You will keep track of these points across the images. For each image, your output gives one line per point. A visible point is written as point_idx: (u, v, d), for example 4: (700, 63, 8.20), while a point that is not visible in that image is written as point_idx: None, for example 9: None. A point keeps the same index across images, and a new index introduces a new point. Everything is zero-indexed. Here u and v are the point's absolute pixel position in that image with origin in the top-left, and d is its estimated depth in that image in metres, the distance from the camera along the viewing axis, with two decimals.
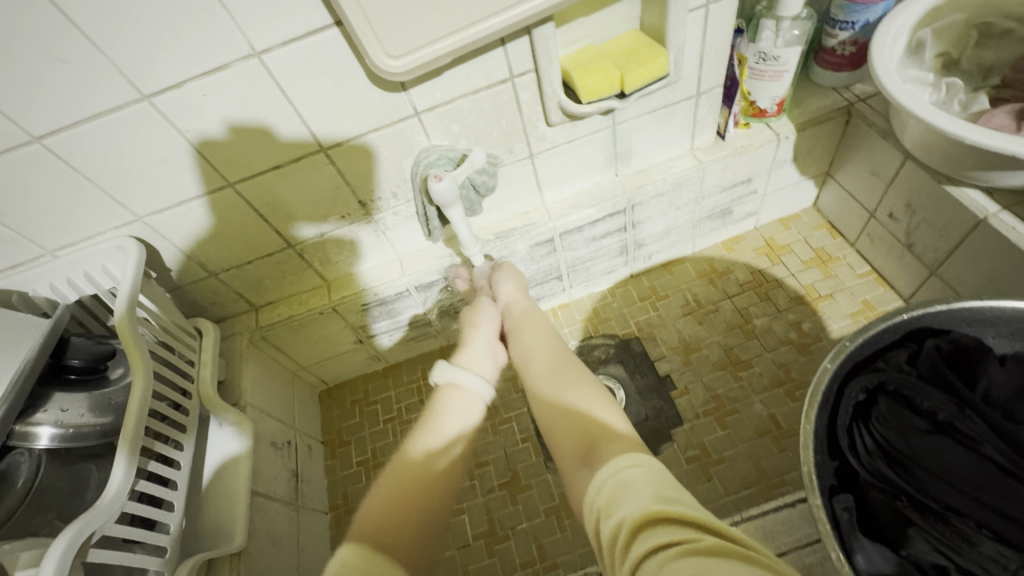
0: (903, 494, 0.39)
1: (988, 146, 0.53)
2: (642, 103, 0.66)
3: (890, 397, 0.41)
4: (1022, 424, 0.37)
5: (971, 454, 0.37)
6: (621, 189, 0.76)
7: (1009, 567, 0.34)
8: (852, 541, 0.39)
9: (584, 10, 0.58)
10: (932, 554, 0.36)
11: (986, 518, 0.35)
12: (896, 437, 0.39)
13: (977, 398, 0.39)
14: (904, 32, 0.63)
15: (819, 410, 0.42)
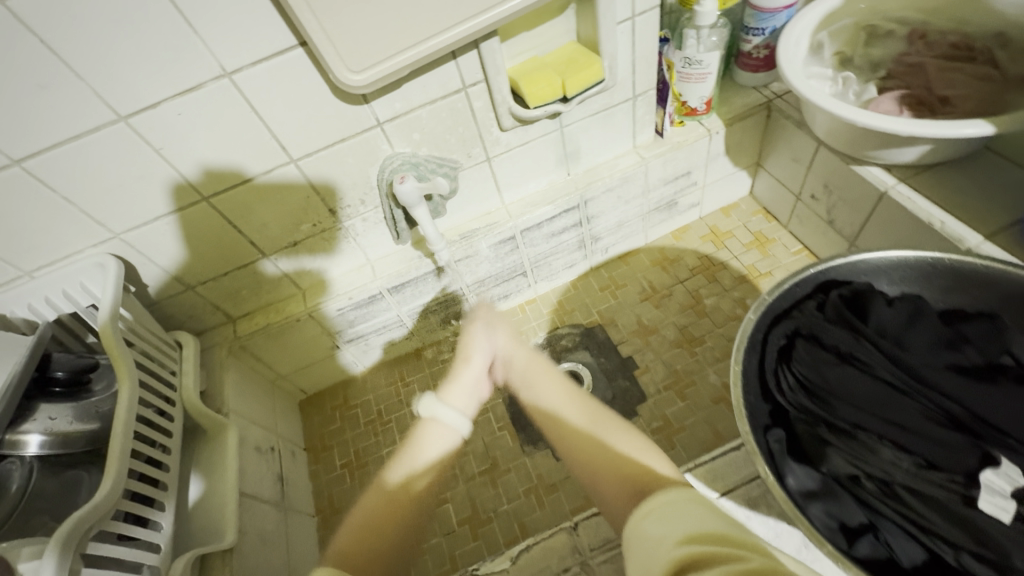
0: (821, 420, 0.44)
1: (875, 126, 0.62)
2: (584, 107, 0.73)
3: (804, 338, 0.47)
4: (909, 350, 0.44)
5: (869, 378, 0.43)
6: (573, 187, 0.82)
7: (905, 467, 0.40)
8: (783, 466, 0.44)
9: (526, 26, 0.64)
10: (846, 467, 0.42)
11: (884, 429, 0.41)
12: (811, 372, 0.45)
13: (874, 331, 0.45)
14: (806, 36, 0.72)
15: (746, 353, 0.48)
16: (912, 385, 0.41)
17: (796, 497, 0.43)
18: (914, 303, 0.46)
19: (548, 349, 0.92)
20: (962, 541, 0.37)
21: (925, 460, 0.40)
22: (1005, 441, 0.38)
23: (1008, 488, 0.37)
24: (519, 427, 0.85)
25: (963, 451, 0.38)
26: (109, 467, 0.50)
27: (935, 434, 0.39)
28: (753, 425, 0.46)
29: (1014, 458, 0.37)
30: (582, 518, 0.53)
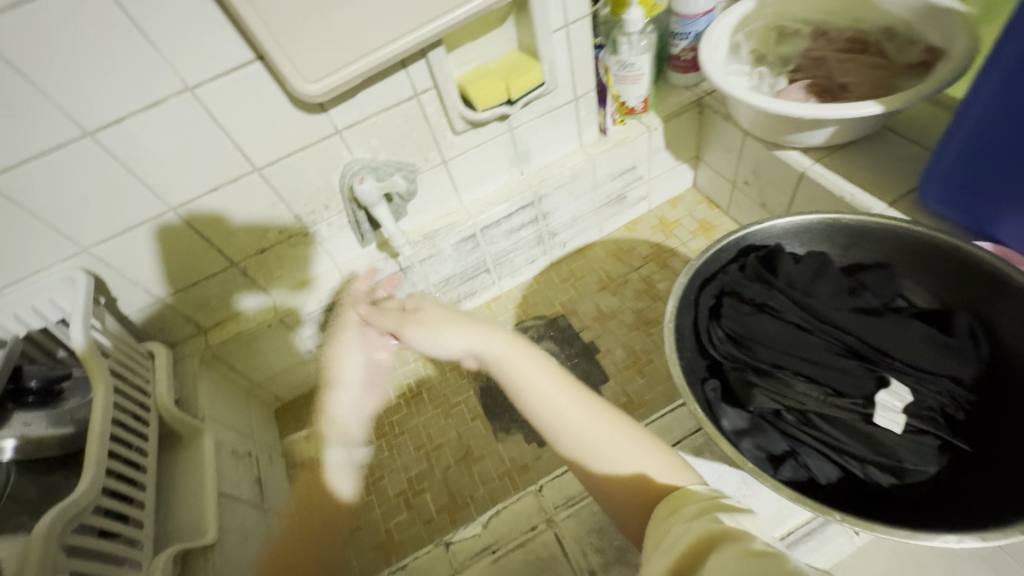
0: (747, 365, 0.50)
1: (787, 112, 0.70)
2: (529, 110, 0.80)
3: (729, 296, 0.53)
4: (815, 297, 0.50)
5: (783, 323, 0.49)
6: (527, 185, 0.88)
7: (816, 396, 0.46)
8: (719, 411, 0.49)
9: (469, 37, 0.70)
10: (770, 403, 0.47)
11: (798, 365, 0.47)
12: (737, 324, 0.51)
13: (786, 282, 0.51)
14: (724, 38, 0.79)
15: (681, 314, 0.53)
16: (818, 325, 0.48)
17: (729, 434, 0.48)
18: (819, 258, 0.53)
19: None
20: (863, 452, 0.43)
21: (833, 389, 0.46)
22: (891, 364, 0.45)
23: (898, 405, 0.43)
24: (491, 416, 0.89)
25: (861, 376, 0.45)
26: (88, 464, 0.51)
27: (839, 364, 0.46)
28: (690, 376, 0.52)
29: (897, 378, 0.45)
30: (546, 481, 0.57)
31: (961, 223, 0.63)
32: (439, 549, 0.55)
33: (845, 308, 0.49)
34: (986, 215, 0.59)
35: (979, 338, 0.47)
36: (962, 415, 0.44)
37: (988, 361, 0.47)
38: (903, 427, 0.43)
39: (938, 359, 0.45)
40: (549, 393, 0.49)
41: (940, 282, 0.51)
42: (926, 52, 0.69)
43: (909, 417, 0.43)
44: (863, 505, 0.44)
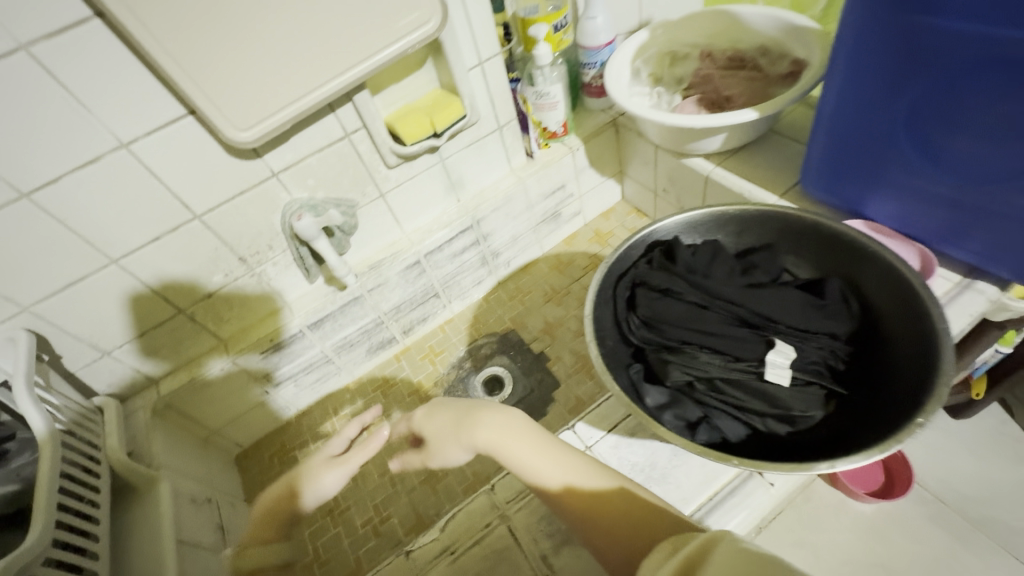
0: (661, 345, 0.55)
1: (681, 124, 0.79)
2: (458, 140, 0.87)
3: (640, 286, 0.59)
4: (711, 278, 0.56)
5: (685, 304, 0.55)
6: (464, 210, 0.94)
7: (718, 363, 0.52)
8: (642, 390, 0.55)
9: (392, 80, 0.77)
10: (683, 376, 0.53)
11: (702, 339, 0.53)
12: (648, 309, 0.56)
13: (686, 268, 0.57)
14: (625, 65, 0.89)
15: (601, 307, 0.59)
16: (715, 302, 0.54)
17: (652, 410, 0.53)
18: (712, 245, 0.60)
19: (470, 360, 1.00)
20: (761, 408, 0.50)
21: (732, 355, 0.52)
22: (778, 328, 0.52)
23: (784, 361, 0.50)
24: None
25: (752, 342, 0.51)
26: (37, 515, 0.52)
27: (734, 333, 0.52)
28: (614, 363, 0.57)
29: (783, 339, 0.51)
30: (496, 479, 0.61)
31: (839, 207, 0.72)
32: (398, 558, 0.56)
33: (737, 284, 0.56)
34: (856, 197, 0.68)
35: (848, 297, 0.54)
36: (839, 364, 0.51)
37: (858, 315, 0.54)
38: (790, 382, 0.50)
39: (815, 318, 0.52)
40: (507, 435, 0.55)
41: (815, 255, 0.59)
42: (792, 65, 0.80)
43: (795, 371, 0.50)
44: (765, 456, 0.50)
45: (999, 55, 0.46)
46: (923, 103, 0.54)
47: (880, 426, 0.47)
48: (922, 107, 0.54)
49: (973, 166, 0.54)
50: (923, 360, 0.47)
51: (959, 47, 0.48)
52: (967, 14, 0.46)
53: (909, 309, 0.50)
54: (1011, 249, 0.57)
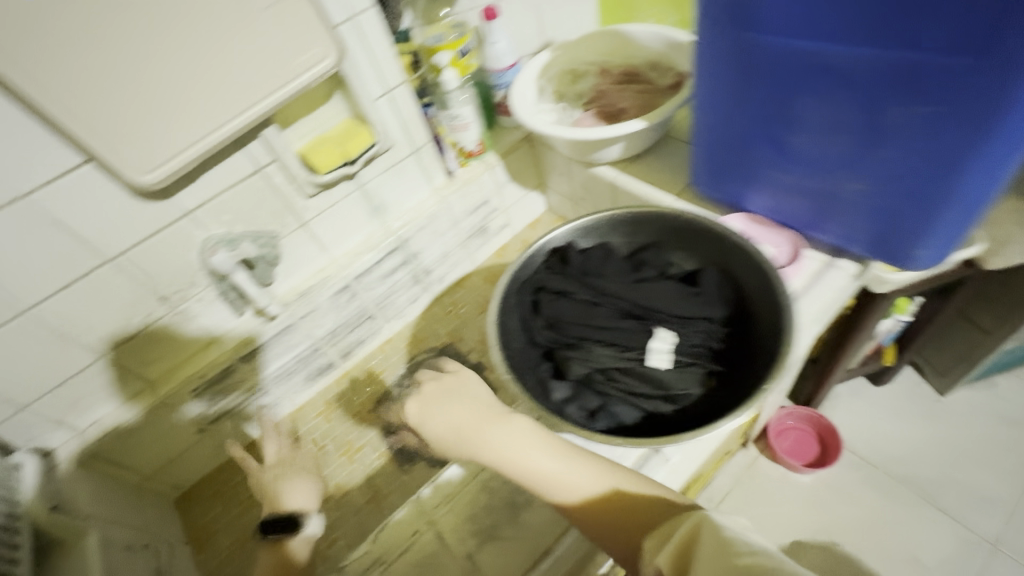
0: (562, 343, 0.60)
1: (581, 137, 0.84)
2: (374, 165, 0.90)
3: (541, 290, 0.63)
4: (601, 278, 0.62)
5: (580, 302, 0.60)
6: (390, 232, 0.97)
7: (610, 353, 0.57)
8: (549, 386, 0.59)
9: (300, 113, 0.79)
10: (582, 369, 0.57)
11: (595, 334, 0.58)
12: (547, 311, 0.61)
13: (578, 270, 0.63)
14: (530, 86, 0.95)
15: (507, 313, 0.63)
16: (604, 298, 0.60)
17: (558, 405, 0.58)
18: (604, 247, 0.65)
19: (410, 377, 1.02)
20: (649, 391, 0.55)
21: (622, 345, 0.57)
22: (658, 316, 0.58)
23: (666, 347, 0.56)
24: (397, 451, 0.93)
25: (637, 332, 0.57)
26: None
27: (622, 324, 0.57)
28: (522, 365, 0.61)
29: (664, 326, 0.57)
30: (425, 487, 0.62)
31: (723, 204, 0.79)
32: None
33: (624, 280, 0.61)
34: (734, 193, 0.75)
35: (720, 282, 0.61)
36: (714, 343, 0.58)
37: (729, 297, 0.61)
38: (672, 364, 0.56)
39: (691, 304, 0.58)
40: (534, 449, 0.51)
41: (694, 249, 0.65)
42: (676, 77, 0.88)
43: (676, 353, 0.56)
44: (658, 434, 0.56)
45: (816, 63, 0.52)
46: (768, 107, 0.60)
47: (749, 393, 0.53)
48: (769, 111, 0.60)
49: (818, 159, 0.60)
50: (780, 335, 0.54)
51: (785, 58, 0.54)
52: (784, 30, 0.52)
53: (768, 291, 0.57)
54: (858, 230, 0.64)
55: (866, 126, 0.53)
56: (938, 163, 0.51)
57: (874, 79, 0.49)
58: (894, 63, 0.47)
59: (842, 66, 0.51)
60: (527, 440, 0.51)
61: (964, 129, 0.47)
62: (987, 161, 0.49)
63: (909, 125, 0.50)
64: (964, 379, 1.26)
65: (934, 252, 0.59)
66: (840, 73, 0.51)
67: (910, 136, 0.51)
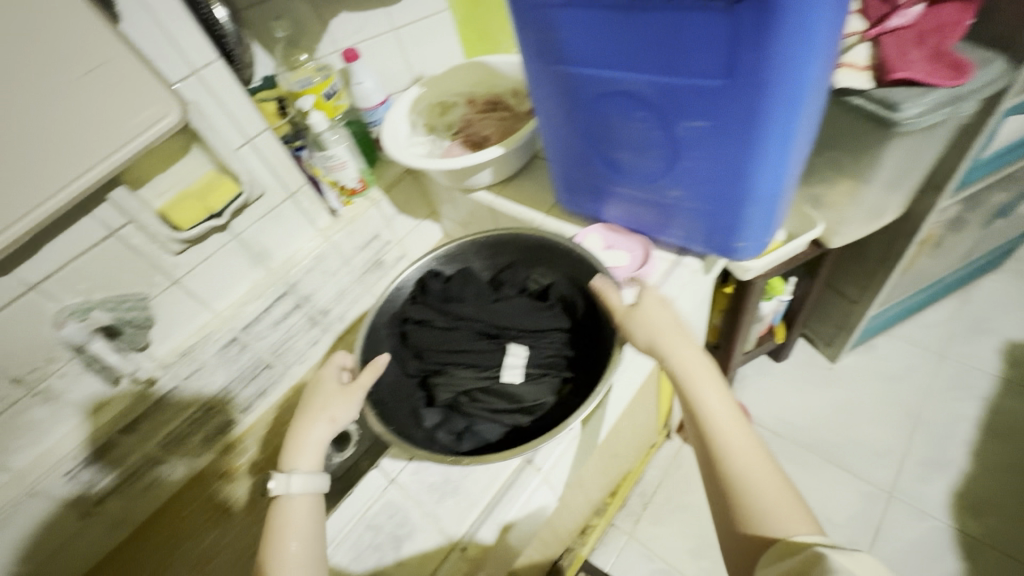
0: (428, 370, 0.68)
1: (448, 166, 0.87)
2: (248, 214, 0.90)
3: (407, 322, 0.72)
4: (458, 303, 0.71)
5: (442, 330, 0.69)
6: (275, 278, 0.96)
7: (467, 372, 0.66)
8: (422, 413, 0.66)
9: (155, 170, 0.77)
10: (448, 394, 0.65)
11: (454, 357, 0.67)
12: (414, 341, 0.70)
13: (437, 301, 0.73)
14: (402, 120, 0.98)
15: (379, 347, 0.72)
16: (460, 323, 0.69)
17: (429, 431, 0.65)
18: (465, 276, 0.75)
19: None
20: (505, 405, 0.64)
21: (478, 364, 0.66)
22: (508, 333, 0.68)
23: (519, 362, 0.66)
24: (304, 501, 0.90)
25: (490, 349, 0.67)
26: None
27: (476, 346, 0.67)
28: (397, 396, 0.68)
29: (514, 342, 0.67)
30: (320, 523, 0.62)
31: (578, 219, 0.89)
32: None
33: (479, 304, 0.71)
34: (588, 206, 0.81)
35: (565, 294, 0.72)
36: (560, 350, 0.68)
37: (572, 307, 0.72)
38: (523, 377, 0.65)
39: (537, 318, 0.69)
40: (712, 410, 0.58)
41: (552, 268, 0.77)
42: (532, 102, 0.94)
43: (526, 366, 0.66)
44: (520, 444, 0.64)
45: (616, 88, 0.57)
46: (593, 128, 0.65)
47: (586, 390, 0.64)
48: (594, 130, 0.66)
49: (643, 171, 0.66)
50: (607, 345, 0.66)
51: (591, 84, 0.59)
52: (584, 60, 0.57)
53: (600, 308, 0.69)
54: (691, 230, 0.71)
55: (669, 140, 0.59)
56: (732, 167, 0.58)
57: (661, 100, 0.55)
58: (672, 87, 0.53)
59: (636, 90, 0.56)
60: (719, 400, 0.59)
61: (740, 138, 0.54)
62: (765, 162, 0.56)
63: (701, 138, 0.57)
64: (847, 344, 1.38)
65: (751, 242, 0.67)
66: (636, 96, 0.57)
67: (703, 147, 0.58)
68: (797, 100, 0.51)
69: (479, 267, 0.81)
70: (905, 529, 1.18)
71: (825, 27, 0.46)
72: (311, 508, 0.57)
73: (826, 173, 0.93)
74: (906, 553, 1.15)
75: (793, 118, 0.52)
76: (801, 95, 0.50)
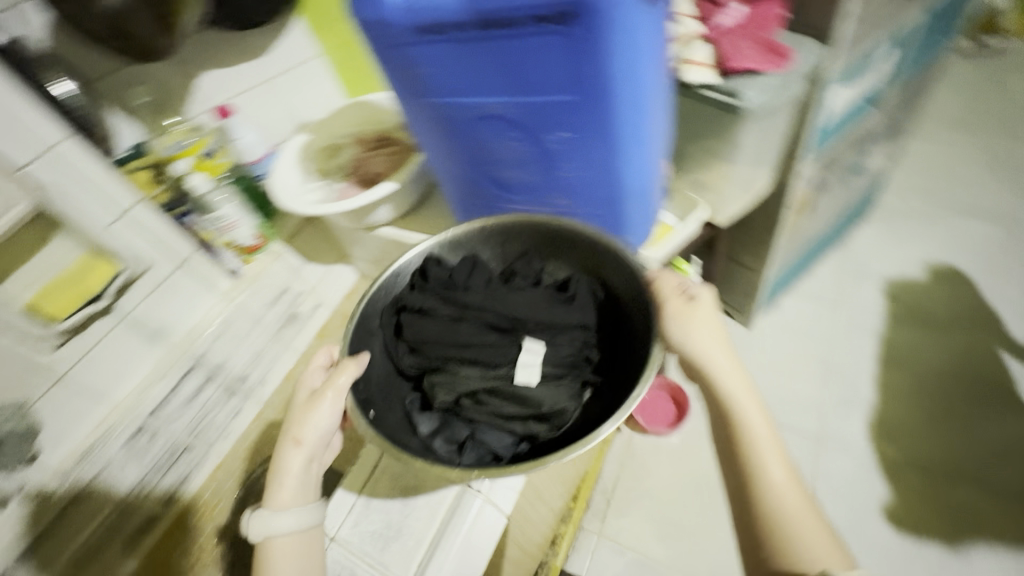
0: (430, 368, 0.64)
1: (337, 210, 0.87)
2: (135, 291, 0.85)
3: (405, 309, 0.66)
4: (467, 292, 0.66)
5: (450, 322, 0.64)
6: (179, 352, 0.91)
7: (475, 374, 0.62)
8: (418, 419, 0.63)
9: (14, 264, 0.71)
10: (447, 398, 0.61)
11: (459, 355, 0.62)
12: (411, 334, 0.64)
13: (440, 287, 0.67)
14: (289, 169, 0.97)
15: (371, 336, 0.66)
16: (468, 314, 0.64)
17: (424, 439, 0.62)
18: (471, 256, 0.71)
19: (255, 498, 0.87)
20: (519, 411, 0.60)
21: (489, 363, 0.62)
22: (524, 327, 0.63)
23: (535, 360, 0.62)
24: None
25: (505, 346, 0.63)
26: None
27: (485, 341, 0.62)
28: (387, 398, 0.64)
29: (531, 337, 0.63)
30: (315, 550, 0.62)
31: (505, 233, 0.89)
32: None
33: (489, 291, 0.66)
34: None
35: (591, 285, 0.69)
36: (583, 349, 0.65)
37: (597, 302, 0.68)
38: (539, 380, 0.62)
39: (560, 312, 0.65)
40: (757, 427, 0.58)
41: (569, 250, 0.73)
42: None
43: (545, 367, 0.62)
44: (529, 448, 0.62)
45: (481, 113, 0.60)
46: (473, 152, 0.68)
47: (618, 388, 0.61)
48: (474, 154, 0.68)
49: (529, 184, 0.70)
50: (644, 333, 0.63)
51: (459, 112, 0.62)
52: (446, 90, 0.60)
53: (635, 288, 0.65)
54: None
55: (543, 153, 0.63)
56: (602, 168, 0.62)
57: (523, 118, 0.58)
58: (530, 105, 0.56)
59: (499, 112, 0.59)
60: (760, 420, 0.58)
61: (602, 142, 0.58)
62: (629, 160, 0.61)
63: (565, 148, 0.61)
64: (757, 309, 1.50)
65: (638, 234, 0.72)
66: (500, 117, 0.60)
67: (573, 155, 0.61)
68: (641, 101, 0.55)
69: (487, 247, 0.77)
70: (838, 468, 1.28)
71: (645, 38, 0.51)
72: (292, 543, 0.58)
73: (701, 161, 1.01)
74: (845, 490, 1.24)
75: (641, 117, 0.57)
76: (640, 101, 0.55)
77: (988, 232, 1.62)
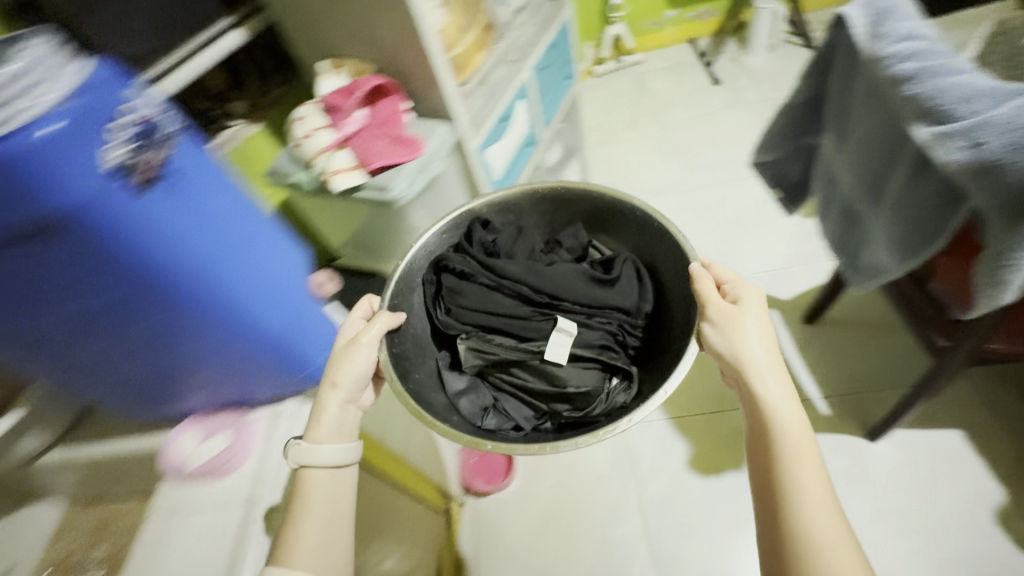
0: (466, 329, 0.81)
1: None
2: None
3: (449, 271, 0.82)
4: (510, 274, 0.80)
5: (493, 291, 0.81)
6: None
7: (509, 345, 0.79)
8: (452, 369, 0.82)
9: None
10: (473, 360, 0.80)
11: (495, 318, 0.80)
12: (456, 296, 0.81)
13: (482, 256, 0.82)
14: None
15: (410, 288, 0.83)
16: (506, 285, 0.80)
17: (451, 398, 0.79)
18: (512, 240, 0.87)
19: None
20: (541, 386, 0.78)
21: (520, 335, 0.79)
22: (560, 306, 0.80)
23: (566, 339, 0.77)
24: None
25: (541, 323, 0.79)
26: None
27: (519, 313, 0.79)
28: (418, 351, 0.80)
29: (564, 315, 0.80)
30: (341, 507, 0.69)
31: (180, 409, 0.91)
32: None
33: (530, 266, 0.82)
34: (189, 433, 0.82)
35: (629, 267, 0.84)
36: (614, 331, 0.81)
37: (637, 287, 0.83)
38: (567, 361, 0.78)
39: (597, 293, 0.81)
40: (794, 430, 0.62)
41: (626, 237, 0.88)
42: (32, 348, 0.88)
43: (574, 347, 0.78)
44: (542, 415, 0.80)
45: (63, 321, 0.58)
46: (88, 356, 0.65)
47: (660, 359, 0.79)
48: (83, 358, 0.64)
49: (181, 374, 0.72)
50: (687, 317, 0.77)
51: (43, 331, 0.59)
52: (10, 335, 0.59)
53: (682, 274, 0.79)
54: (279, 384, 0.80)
55: (166, 344, 0.66)
56: (235, 333, 0.68)
57: (118, 304, 0.58)
58: (118, 302, 0.58)
59: (88, 313, 0.58)
60: (797, 427, 0.62)
61: (227, 280, 0.63)
62: (266, 310, 0.69)
63: (228, 329, 0.66)
64: None
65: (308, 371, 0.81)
66: (93, 318, 0.59)
67: (199, 342, 0.67)
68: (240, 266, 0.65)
69: (532, 222, 0.92)
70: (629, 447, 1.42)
71: (179, 193, 0.59)
72: (328, 478, 0.69)
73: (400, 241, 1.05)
74: (652, 464, 1.46)
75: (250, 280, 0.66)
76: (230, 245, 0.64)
77: (678, 203, 1.99)
